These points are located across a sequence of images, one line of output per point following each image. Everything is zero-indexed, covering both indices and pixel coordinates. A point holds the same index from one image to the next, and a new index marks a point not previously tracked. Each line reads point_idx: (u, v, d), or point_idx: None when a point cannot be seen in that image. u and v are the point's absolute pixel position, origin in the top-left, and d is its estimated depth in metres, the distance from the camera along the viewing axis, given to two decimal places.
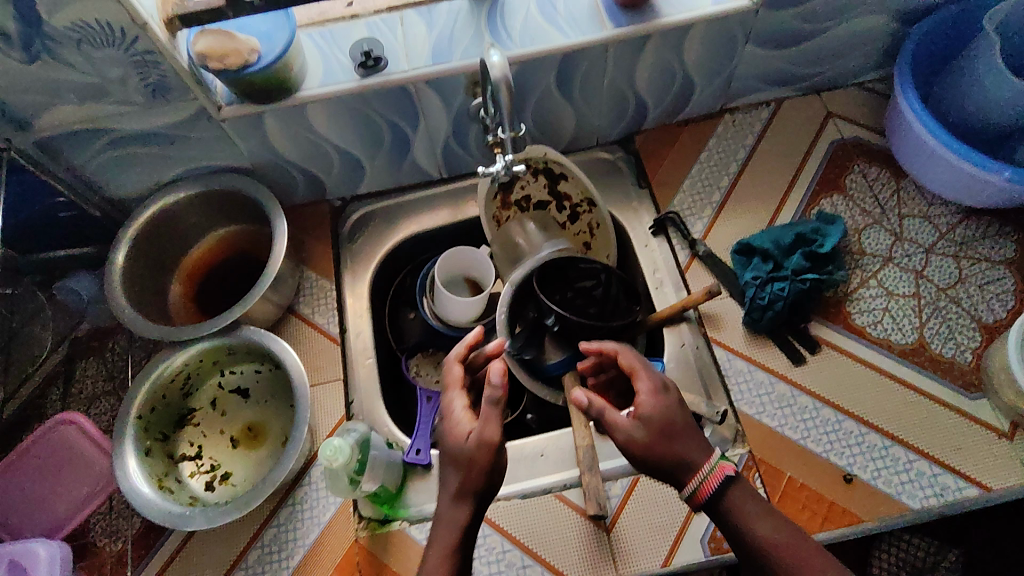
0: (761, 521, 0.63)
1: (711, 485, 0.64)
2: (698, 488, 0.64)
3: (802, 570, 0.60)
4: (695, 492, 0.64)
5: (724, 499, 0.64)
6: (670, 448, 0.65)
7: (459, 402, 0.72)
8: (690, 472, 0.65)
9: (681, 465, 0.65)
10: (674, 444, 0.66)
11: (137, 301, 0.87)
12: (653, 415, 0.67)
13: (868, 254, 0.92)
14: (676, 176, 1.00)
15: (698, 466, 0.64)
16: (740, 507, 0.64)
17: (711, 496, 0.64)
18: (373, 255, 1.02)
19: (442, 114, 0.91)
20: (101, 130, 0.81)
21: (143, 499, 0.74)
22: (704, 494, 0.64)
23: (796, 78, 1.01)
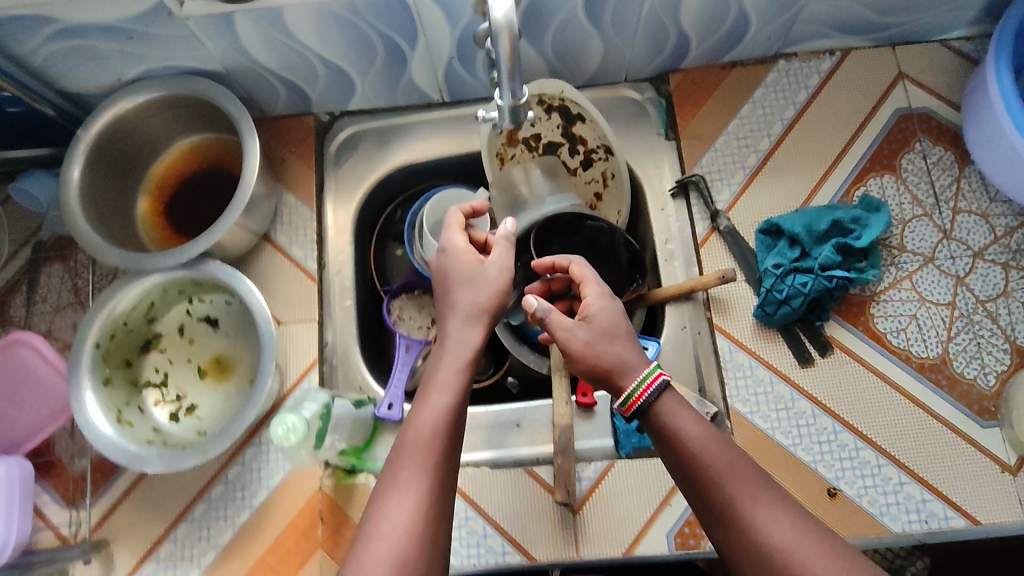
0: (697, 425, 0.60)
1: (642, 396, 0.61)
2: (628, 395, 0.61)
3: (731, 471, 0.57)
4: (626, 400, 0.61)
5: (654, 409, 0.61)
6: (602, 355, 0.64)
7: (460, 234, 0.71)
8: (624, 380, 0.63)
9: (618, 370, 0.63)
10: (606, 351, 0.64)
11: (98, 216, 0.80)
12: (597, 321, 0.66)
13: (907, 250, 0.82)
14: (709, 130, 0.88)
15: (629, 376, 0.62)
16: (669, 415, 0.60)
17: (642, 408, 0.61)
18: (361, 183, 0.92)
19: (446, 32, 0.77)
20: (42, 18, 0.69)
21: (98, 435, 0.71)
22: (633, 402, 0.61)
23: (871, 26, 0.85)
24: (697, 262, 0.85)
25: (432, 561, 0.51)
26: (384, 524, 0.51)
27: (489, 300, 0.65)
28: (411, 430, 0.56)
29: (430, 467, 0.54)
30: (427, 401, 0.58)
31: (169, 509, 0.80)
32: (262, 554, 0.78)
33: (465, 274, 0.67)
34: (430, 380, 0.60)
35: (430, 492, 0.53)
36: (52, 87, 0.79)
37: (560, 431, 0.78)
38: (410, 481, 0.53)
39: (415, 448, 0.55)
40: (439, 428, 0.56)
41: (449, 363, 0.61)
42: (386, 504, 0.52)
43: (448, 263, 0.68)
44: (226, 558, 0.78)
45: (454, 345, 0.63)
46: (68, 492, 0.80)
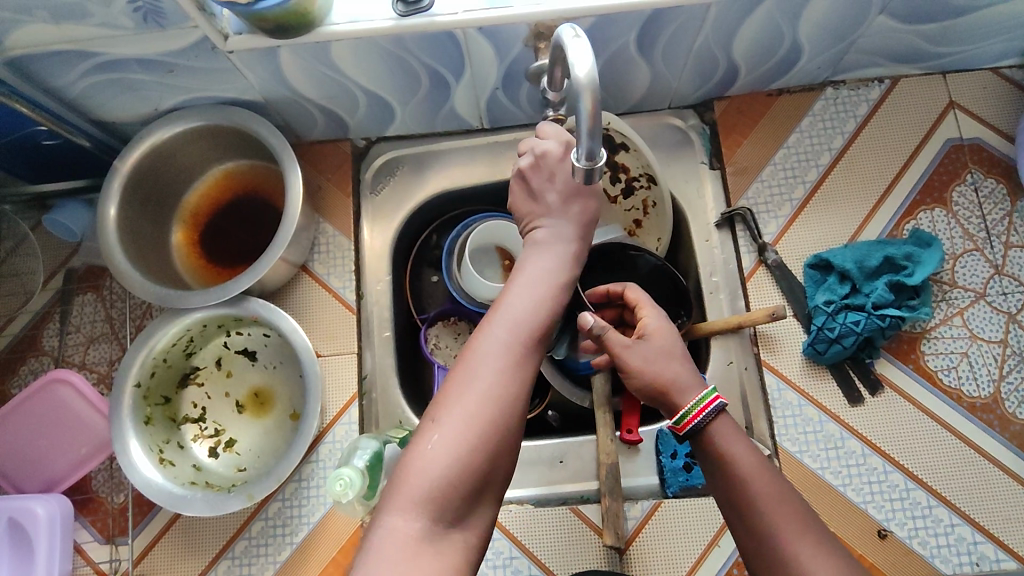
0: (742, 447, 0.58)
1: (697, 417, 0.60)
2: (684, 414, 0.60)
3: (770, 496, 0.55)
4: (681, 420, 0.60)
5: (709, 432, 0.59)
6: (658, 372, 0.63)
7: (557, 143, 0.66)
8: (680, 399, 0.62)
9: (675, 389, 0.62)
10: (660, 369, 0.63)
11: (135, 250, 0.78)
12: (657, 342, 0.65)
13: (959, 286, 0.81)
14: (756, 160, 0.86)
15: (684, 397, 0.61)
16: (721, 439, 0.59)
17: (695, 428, 0.60)
18: (399, 211, 0.91)
19: (493, 64, 0.75)
20: (83, 53, 0.67)
21: (143, 478, 0.71)
22: (688, 422, 0.60)
23: (923, 55, 0.83)
24: (743, 296, 0.84)
25: (509, 436, 0.51)
26: (470, 386, 0.51)
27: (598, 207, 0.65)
28: (506, 309, 0.56)
29: (520, 346, 0.54)
30: (530, 285, 0.58)
31: (209, 547, 0.78)
32: None
33: (572, 189, 0.64)
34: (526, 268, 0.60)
35: (518, 372, 0.53)
36: (87, 117, 0.77)
37: (606, 470, 0.77)
38: (499, 352, 0.53)
39: (512, 324, 0.55)
40: (537, 314, 0.56)
41: (554, 252, 0.62)
42: (472, 368, 0.52)
43: (547, 175, 0.64)
44: None
45: (562, 236, 0.63)
46: (106, 527, 0.79)
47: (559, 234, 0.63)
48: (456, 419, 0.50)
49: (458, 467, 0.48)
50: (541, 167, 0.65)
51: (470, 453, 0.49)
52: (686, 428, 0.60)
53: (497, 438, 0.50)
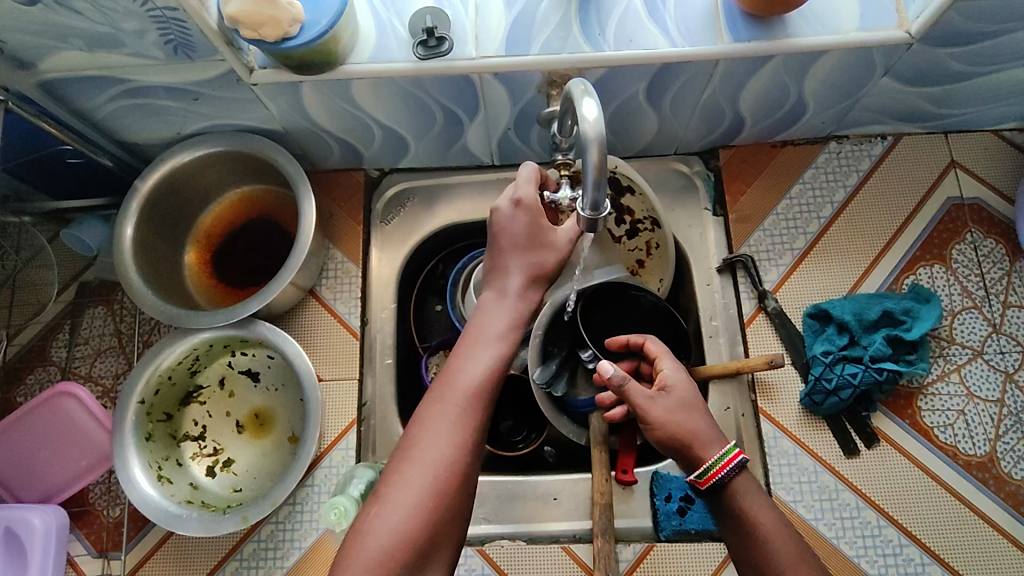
0: (768, 513, 0.60)
1: (719, 472, 0.61)
2: (707, 469, 0.61)
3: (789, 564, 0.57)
4: (704, 473, 0.61)
5: (731, 488, 0.61)
6: (682, 424, 0.63)
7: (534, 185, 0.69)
8: (704, 451, 0.62)
9: (698, 441, 0.63)
10: (682, 421, 0.64)
11: (149, 269, 0.80)
12: (678, 395, 0.66)
13: (957, 343, 0.82)
14: (759, 208, 0.88)
15: (707, 449, 0.62)
16: (745, 501, 0.61)
17: (717, 484, 0.61)
18: (407, 241, 0.93)
19: (506, 106, 0.78)
20: (113, 79, 0.69)
21: (140, 494, 0.72)
22: (711, 476, 0.61)
23: (926, 116, 0.86)
24: (742, 341, 0.85)
25: (455, 494, 0.57)
26: (420, 452, 0.58)
27: (554, 262, 0.70)
28: (457, 376, 0.63)
29: (466, 411, 0.61)
30: (479, 352, 0.65)
31: (200, 565, 0.79)
32: None
33: (530, 243, 0.69)
34: (480, 333, 0.67)
35: (467, 433, 0.60)
36: (111, 138, 0.80)
37: (600, 511, 0.77)
38: (448, 419, 0.60)
39: (460, 388, 0.62)
40: (485, 379, 0.63)
41: (504, 316, 0.68)
42: (424, 434, 0.59)
43: (511, 228, 0.69)
44: None
45: (512, 299, 0.69)
46: (100, 541, 0.79)
47: (507, 291, 0.69)
48: (403, 492, 0.56)
49: (406, 527, 0.55)
50: (514, 217, 0.69)
51: (418, 514, 0.55)
52: (709, 482, 0.61)
53: (442, 497, 0.57)
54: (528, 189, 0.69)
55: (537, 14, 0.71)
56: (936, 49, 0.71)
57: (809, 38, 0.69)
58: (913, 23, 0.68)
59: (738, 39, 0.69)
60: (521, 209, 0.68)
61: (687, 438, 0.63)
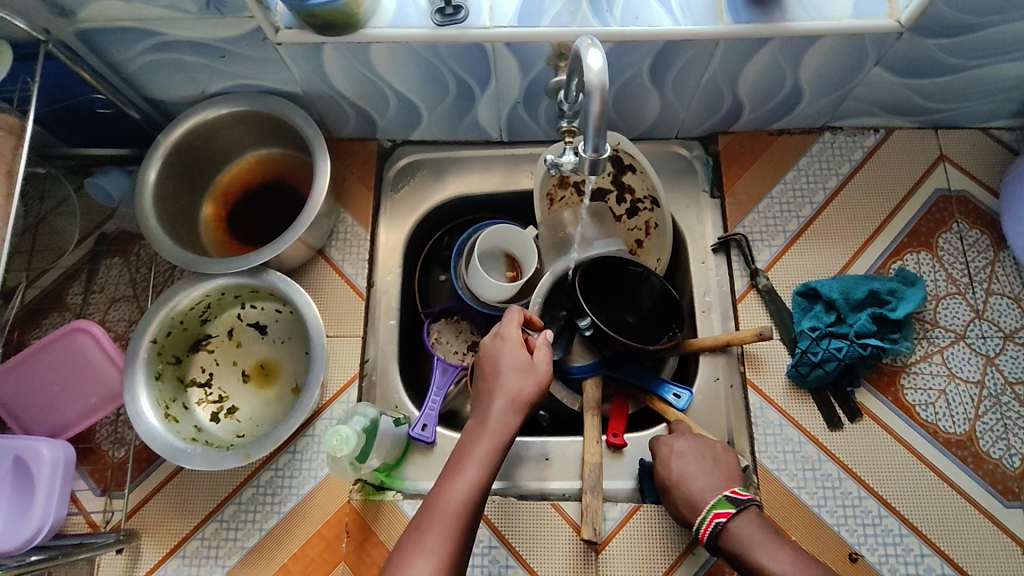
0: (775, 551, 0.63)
1: (705, 532, 0.68)
2: (699, 525, 0.69)
3: None
4: (701, 524, 0.69)
5: (727, 533, 0.67)
6: (689, 484, 0.72)
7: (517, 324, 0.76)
8: (694, 516, 0.71)
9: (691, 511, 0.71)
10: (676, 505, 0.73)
11: (167, 217, 0.83)
12: (681, 476, 0.73)
13: (940, 326, 0.85)
14: (754, 192, 0.92)
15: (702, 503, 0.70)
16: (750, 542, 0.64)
17: (714, 537, 0.67)
18: (415, 209, 0.96)
19: (516, 78, 0.82)
20: (147, 32, 0.74)
21: (148, 429, 0.74)
22: (702, 536, 0.69)
23: (917, 110, 0.90)
24: (734, 316, 0.88)
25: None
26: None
27: (534, 394, 0.71)
28: (440, 502, 0.62)
29: (450, 540, 0.60)
30: (462, 475, 0.64)
31: (199, 507, 0.81)
32: (285, 562, 0.78)
33: (516, 370, 0.72)
34: (463, 457, 0.66)
35: (447, 563, 0.59)
36: (140, 93, 0.84)
37: (589, 468, 0.80)
38: (432, 550, 0.59)
39: (443, 516, 0.61)
40: (468, 507, 0.63)
41: (488, 441, 0.67)
42: (405, 566, 0.58)
43: (498, 355, 0.74)
44: (248, 565, 0.79)
45: (494, 427, 0.68)
46: (104, 479, 0.82)
47: (487, 418, 0.69)
48: None
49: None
50: (500, 346, 0.74)
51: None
52: (707, 535, 0.68)
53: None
54: (511, 328, 0.76)
55: None
56: (925, 39, 0.75)
57: (804, 23, 0.73)
58: (902, 13, 0.73)
59: (737, 20, 0.73)
60: (505, 341, 0.75)
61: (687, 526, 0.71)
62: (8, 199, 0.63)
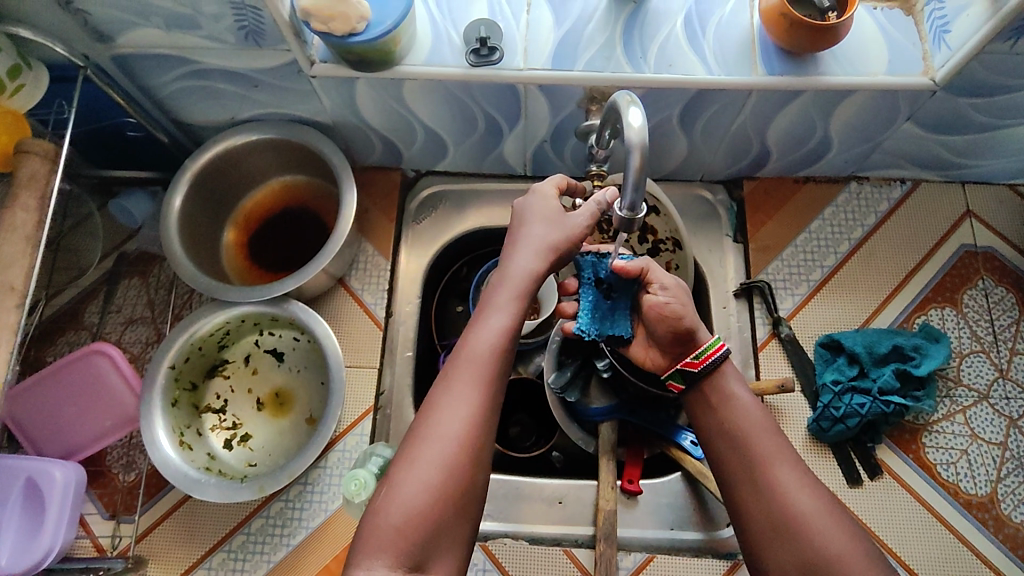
0: (800, 491, 0.56)
1: (708, 359, 0.65)
2: (702, 351, 0.65)
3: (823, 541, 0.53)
4: (701, 354, 0.65)
5: (719, 371, 0.65)
6: (669, 311, 0.67)
7: (553, 183, 0.72)
8: (700, 335, 0.66)
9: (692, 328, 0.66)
10: (740, 416, 0.62)
11: (191, 242, 0.83)
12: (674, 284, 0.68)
13: (963, 385, 0.84)
14: (778, 239, 0.92)
15: (701, 335, 0.66)
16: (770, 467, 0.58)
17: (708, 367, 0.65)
18: (436, 241, 0.96)
19: (546, 118, 0.82)
20: (182, 59, 0.74)
21: (162, 456, 0.74)
22: (705, 358, 0.65)
23: (945, 164, 0.89)
24: (755, 364, 0.87)
25: (472, 473, 0.58)
26: (436, 425, 0.58)
27: (562, 242, 0.67)
28: (472, 342, 0.62)
29: (483, 382, 0.60)
30: (497, 307, 0.64)
31: (207, 536, 0.80)
32: None
33: (551, 219, 0.68)
34: (506, 277, 0.65)
35: (479, 410, 0.59)
36: (170, 117, 0.84)
37: (604, 516, 0.79)
38: (466, 385, 0.60)
39: (474, 355, 0.61)
40: (498, 348, 0.62)
41: (529, 250, 0.66)
42: (438, 409, 0.59)
43: (539, 205, 0.69)
44: None
45: (516, 271, 0.66)
46: (112, 504, 0.82)
47: (512, 266, 0.66)
48: (409, 489, 0.56)
49: (422, 506, 0.55)
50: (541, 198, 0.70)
51: (436, 490, 0.56)
52: (703, 363, 0.65)
53: (460, 476, 0.57)
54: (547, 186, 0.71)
55: (585, 33, 0.76)
56: (959, 98, 0.75)
57: (840, 78, 0.72)
58: (937, 71, 0.72)
59: (772, 72, 0.73)
60: (536, 195, 0.71)
61: (759, 459, 0.59)
62: (39, 225, 0.62)
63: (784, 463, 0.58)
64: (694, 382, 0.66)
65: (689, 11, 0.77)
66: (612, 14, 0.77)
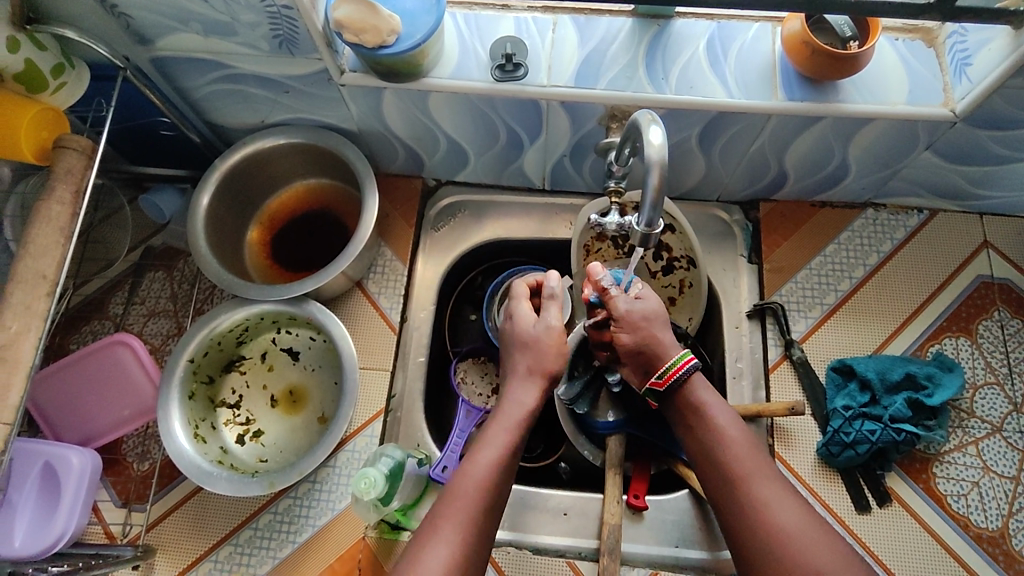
0: (782, 506, 0.59)
1: (674, 375, 0.67)
2: (665, 369, 0.68)
3: (806, 547, 0.55)
4: (664, 374, 0.68)
5: (687, 386, 0.68)
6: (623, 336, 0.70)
7: (525, 302, 0.80)
8: (665, 352, 0.69)
9: (658, 348, 0.69)
10: (717, 433, 0.65)
11: (216, 240, 0.86)
12: (630, 313, 0.70)
13: (976, 417, 0.83)
14: (793, 261, 0.92)
15: (666, 353, 0.69)
16: (751, 483, 0.61)
17: (673, 384, 0.68)
18: (453, 249, 0.97)
19: (567, 133, 0.83)
20: (218, 64, 0.76)
21: (177, 449, 0.75)
22: (669, 376, 0.67)
23: (964, 194, 0.89)
24: (765, 386, 0.87)
25: None
26: (421, 561, 0.58)
27: (547, 367, 0.75)
28: (465, 474, 0.66)
29: (469, 518, 0.62)
30: (488, 443, 0.69)
31: (217, 528, 0.82)
32: None
33: (528, 343, 0.77)
34: (497, 419, 0.71)
35: (463, 552, 0.60)
36: (202, 117, 0.87)
37: (609, 530, 0.79)
38: (452, 523, 0.62)
39: (466, 489, 0.64)
40: (487, 480, 0.65)
41: (523, 388, 0.74)
42: (424, 548, 0.60)
43: (522, 327, 0.78)
44: None
45: (507, 407, 0.73)
46: (126, 491, 0.83)
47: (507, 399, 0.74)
48: None
49: None
50: (524, 320, 0.78)
51: None
52: (668, 382, 0.68)
53: None
54: (522, 304, 0.80)
55: (608, 53, 0.77)
56: (980, 129, 0.75)
57: (859, 105, 0.73)
58: (958, 103, 0.73)
59: (792, 97, 0.74)
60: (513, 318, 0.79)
61: (736, 474, 0.62)
62: (73, 217, 0.64)
63: (763, 476, 0.61)
64: (665, 399, 0.70)
65: (712, 35, 0.78)
66: (635, 36, 0.78)
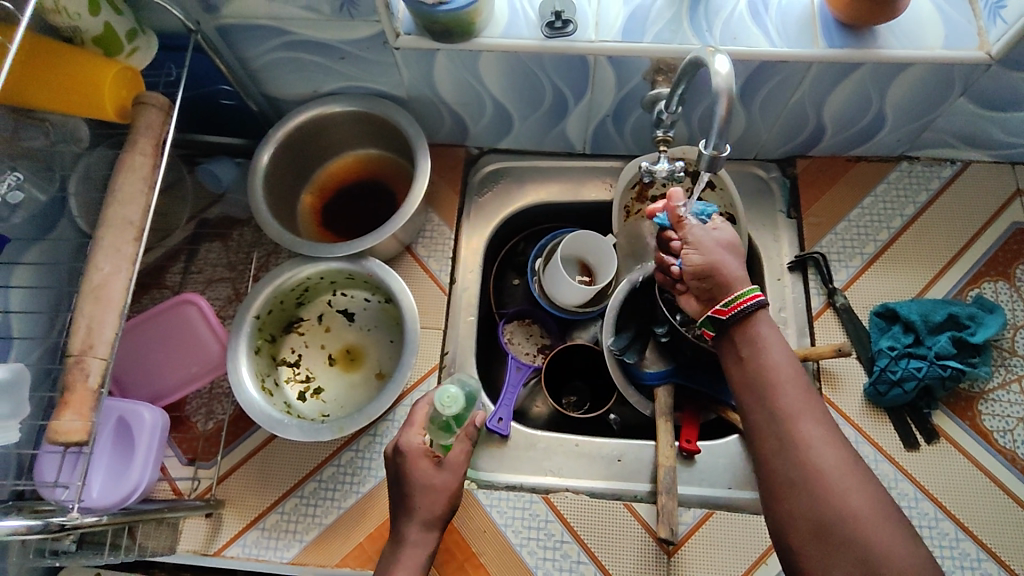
0: (827, 448, 0.57)
1: (745, 304, 0.64)
2: (734, 298, 0.65)
3: (847, 498, 0.54)
4: (730, 302, 0.65)
5: (750, 321, 0.64)
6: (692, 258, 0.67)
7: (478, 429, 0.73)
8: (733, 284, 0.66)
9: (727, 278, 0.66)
10: (765, 367, 0.62)
11: (274, 204, 0.89)
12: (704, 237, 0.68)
13: (1018, 355, 0.85)
14: (831, 214, 0.94)
15: (734, 284, 0.66)
16: (798, 421, 0.58)
17: (739, 315, 0.64)
18: (498, 213, 1.00)
19: (611, 91, 0.86)
20: (279, 31, 0.79)
21: (248, 400, 0.78)
22: (736, 305, 0.64)
23: (996, 144, 0.92)
24: (810, 333, 0.89)
25: None
26: None
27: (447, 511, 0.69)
28: None
29: None
30: None
31: (282, 480, 0.84)
32: (361, 540, 0.81)
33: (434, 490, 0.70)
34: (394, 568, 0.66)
35: None
36: (258, 87, 0.90)
37: (664, 471, 0.81)
38: None
39: None
40: None
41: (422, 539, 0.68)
42: None
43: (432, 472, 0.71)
44: (325, 540, 0.81)
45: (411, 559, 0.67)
46: (192, 449, 0.86)
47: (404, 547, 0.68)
48: None
49: None
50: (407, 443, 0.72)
51: None
52: (731, 311, 0.65)
53: None
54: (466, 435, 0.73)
55: (652, 9, 0.80)
56: (1016, 73, 0.77)
57: (896, 51, 0.76)
58: (992, 46, 0.75)
59: (832, 45, 0.77)
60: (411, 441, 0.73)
61: (786, 412, 0.59)
62: (154, 168, 0.68)
63: (812, 419, 0.59)
64: (723, 329, 0.66)
65: None
66: None
